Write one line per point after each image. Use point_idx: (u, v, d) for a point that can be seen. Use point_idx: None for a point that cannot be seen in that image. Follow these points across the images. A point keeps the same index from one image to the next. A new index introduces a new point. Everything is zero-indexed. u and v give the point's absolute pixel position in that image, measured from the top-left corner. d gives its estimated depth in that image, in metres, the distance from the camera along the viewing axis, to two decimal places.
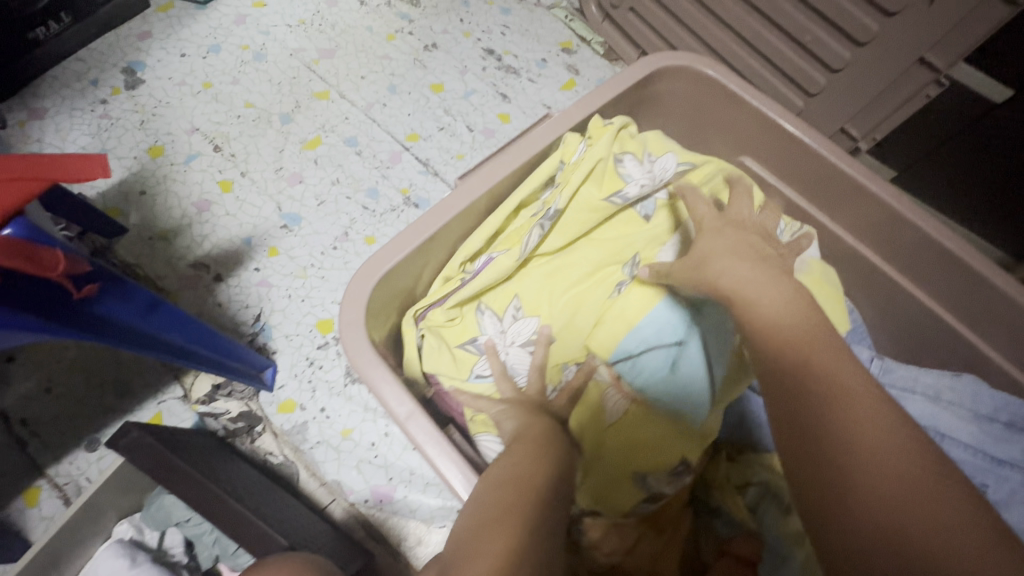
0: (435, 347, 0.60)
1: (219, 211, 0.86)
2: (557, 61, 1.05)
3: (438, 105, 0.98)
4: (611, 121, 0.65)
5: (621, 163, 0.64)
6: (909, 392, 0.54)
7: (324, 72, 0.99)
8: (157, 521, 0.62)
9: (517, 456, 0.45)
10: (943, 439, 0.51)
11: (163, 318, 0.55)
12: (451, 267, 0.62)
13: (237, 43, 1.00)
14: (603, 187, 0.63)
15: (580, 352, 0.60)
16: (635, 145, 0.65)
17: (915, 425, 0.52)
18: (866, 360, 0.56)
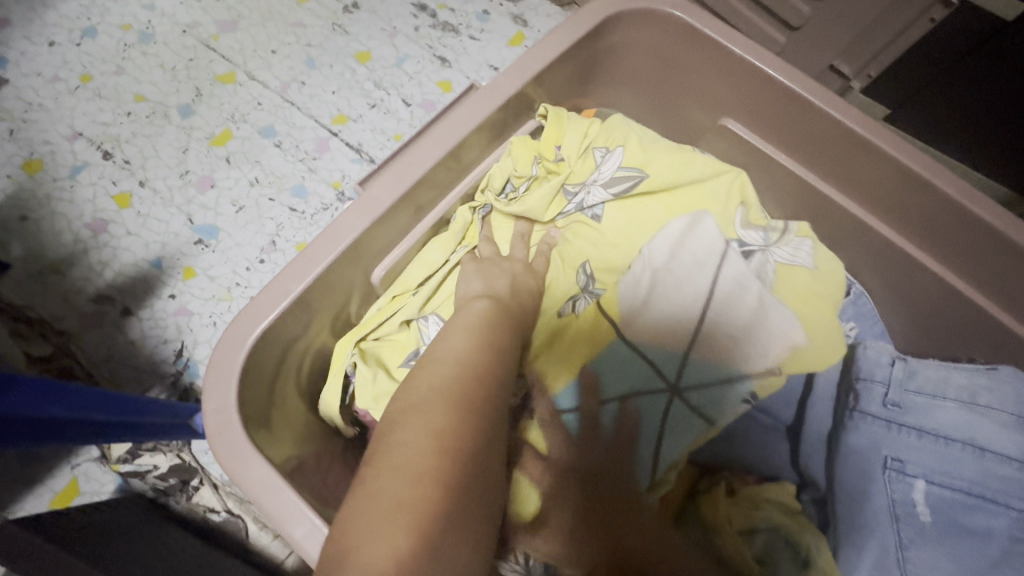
0: (367, 378, 0.50)
1: (119, 230, 0.73)
2: (501, 11, 0.90)
3: (366, 78, 0.84)
4: (561, 151, 0.59)
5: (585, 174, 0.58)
6: (938, 399, 0.48)
7: (227, 50, 0.84)
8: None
9: (446, 378, 0.40)
10: (982, 455, 0.46)
11: (28, 395, 0.44)
12: (404, 282, 0.54)
13: (117, 23, 0.84)
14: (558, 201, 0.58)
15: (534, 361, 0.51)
16: (585, 167, 0.58)
17: (949, 440, 0.47)
18: (887, 364, 0.51)
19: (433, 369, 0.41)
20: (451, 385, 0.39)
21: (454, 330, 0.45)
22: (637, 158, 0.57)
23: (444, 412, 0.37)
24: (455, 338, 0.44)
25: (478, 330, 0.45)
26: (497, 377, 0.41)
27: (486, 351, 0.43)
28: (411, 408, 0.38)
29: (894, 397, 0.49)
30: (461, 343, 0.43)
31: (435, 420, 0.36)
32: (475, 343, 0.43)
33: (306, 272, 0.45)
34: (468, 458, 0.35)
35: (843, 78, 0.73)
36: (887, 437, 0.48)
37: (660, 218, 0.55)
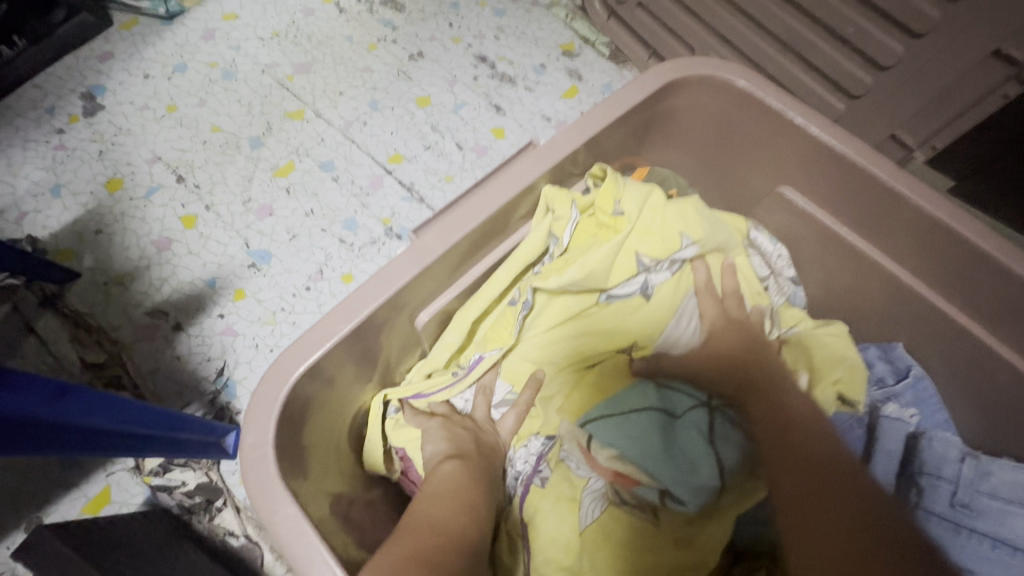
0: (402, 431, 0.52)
1: (181, 249, 0.78)
2: (557, 66, 0.94)
3: (424, 121, 0.88)
4: (621, 205, 0.54)
5: (640, 255, 0.54)
6: (1011, 503, 0.47)
7: (299, 89, 0.90)
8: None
9: (418, 542, 0.38)
10: None
11: (79, 405, 0.45)
12: (431, 360, 0.55)
13: (207, 61, 0.92)
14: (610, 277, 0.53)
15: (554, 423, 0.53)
16: (649, 235, 0.54)
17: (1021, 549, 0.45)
18: (958, 463, 0.48)
19: (398, 536, 0.39)
20: (416, 553, 0.37)
21: (435, 497, 0.43)
22: (695, 228, 0.55)
23: None
24: (435, 506, 0.42)
25: (457, 517, 0.42)
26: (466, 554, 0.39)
27: (461, 526, 0.41)
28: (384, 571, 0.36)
29: (962, 497, 0.48)
30: (440, 513, 0.42)
31: None
32: (453, 514, 0.42)
33: (352, 311, 0.46)
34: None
35: (905, 148, 0.71)
36: (954, 541, 0.47)
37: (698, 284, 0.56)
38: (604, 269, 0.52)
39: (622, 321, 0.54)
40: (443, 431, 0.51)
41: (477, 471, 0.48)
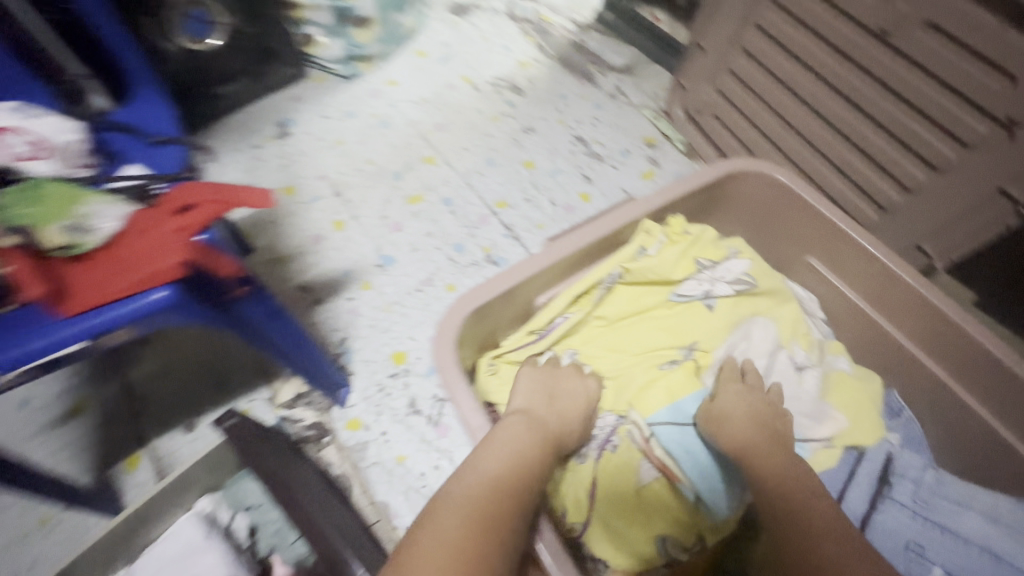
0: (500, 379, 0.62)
1: (328, 245, 1.00)
2: (639, 153, 1.16)
3: (527, 179, 1.11)
4: (688, 229, 0.70)
5: (701, 263, 0.68)
6: (962, 506, 0.58)
7: (435, 142, 1.15)
8: (229, 500, 0.67)
9: (465, 487, 0.43)
10: (1000, 561, 0.54)
11: (285, 328, 0.66)
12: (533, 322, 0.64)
13: (369, 113, 1.19)
14: (678, 272, 0.67)
15: (622, 405, 0.61)
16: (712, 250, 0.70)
17: (967, 541, 0.56)
18: (919, 468, 0.60)
19: (456, 488, 0.43)
20: (472, 512, 0.41)
21: (489, 444, 0.48)
22: (755, 272, 0.68)
23: (464, 533, 0.39)
24: (486, 455, 0.46)
25: (503, 467, 0.46)
26: (521, 504, 0.43)
27: (514, 479, 0.45)
28: (434, 515, 0.41)
29: (922, 495, 0.59)
30: (486, 462, 0.46)
31: (453, 534, 0.39)
32: (506, 468, 0.45)
33: None
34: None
35: (927, 257, 0.85)
36: (911, 525, 0.57)
37: (753, 310, 0.66)
38: (672, 269, 0.67)
39: (686, 325, 0.65)
40: (525, 385, 0.55)
41: (531, 426, 0.51)
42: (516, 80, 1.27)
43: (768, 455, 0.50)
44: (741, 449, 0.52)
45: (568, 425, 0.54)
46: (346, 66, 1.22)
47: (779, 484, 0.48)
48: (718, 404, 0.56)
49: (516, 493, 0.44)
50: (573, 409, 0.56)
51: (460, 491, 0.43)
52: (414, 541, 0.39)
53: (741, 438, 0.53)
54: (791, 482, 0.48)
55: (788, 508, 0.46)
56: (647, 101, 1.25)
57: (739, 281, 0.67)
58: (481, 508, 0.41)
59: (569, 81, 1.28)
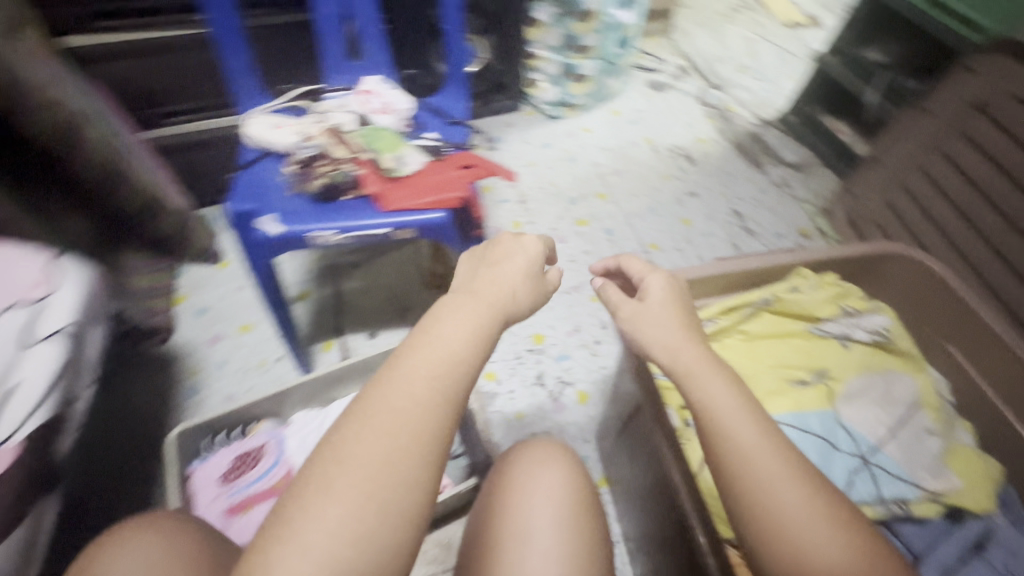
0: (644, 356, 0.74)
1: (505, 237, 1.21)
2: (791, 240, 1.25)
3: (682, 234, 1.25)
4: (841, 285, 0.75)
5: (846, 309, 0.71)
6: None
7: (610, 183, 1.34)
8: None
9: (385, 396, 0.35)
10: None
11: None
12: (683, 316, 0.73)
13: (562, 147, 1.41)
14: (823, 311, 0.70)
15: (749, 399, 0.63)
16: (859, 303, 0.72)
17: None
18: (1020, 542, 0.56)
19: (362, 410, 0.35)
20: (394, 441, 0.34)
21: (424, 337, 0.39)
22: (894, 330, 0.70)
23: (377, 452, 0.33)
24: (418, 348, 0.38)
25: (444, 363, 0.38)
26: (448, 400, 0.36)
27: (450, 380, 0.37)
28: (346, 433, 0.34)
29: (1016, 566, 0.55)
30: (419, 361, 0.37)
31: (366, 458, 0.33)
32: (440, 365, 0.37)
33: None
34: (400, 502, 0.32)
35: None
36: None
37: (890, 364, 0.67)
38: (817, 308, 0.70)
39: (823, 353, 0.67)
40: (488, 270, 0.47)
41: (474, 307, 0.42)
42: (691, 152, 1.44)
43: (706, 367, 0.44)
44: (692, 365, 0.44)
45: (518, 298, 0.45)
46: (553, 109, 1.46)
47: (729, 426, 0.40)
48: (657, 310, 0.49)
49: (449, 396, 0.37)
50: (519, 286, 0.46)
51: (385, 402, 0.35)
52: (317, 465, 0.33)
53: (691, 359, 0.45)
54: (736, 420, 0.40)
55: (718, 441, 0.40)
56: (809, 198, 1.34)
57: (879, 331, 0.69)
58: (406, 422, 0.34)
59: (739, 164, 1.42)
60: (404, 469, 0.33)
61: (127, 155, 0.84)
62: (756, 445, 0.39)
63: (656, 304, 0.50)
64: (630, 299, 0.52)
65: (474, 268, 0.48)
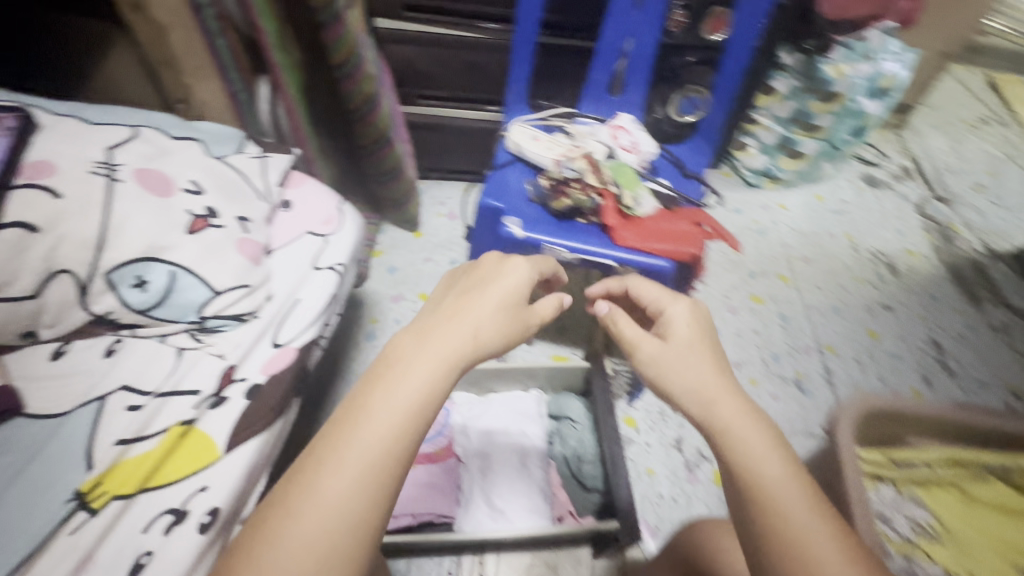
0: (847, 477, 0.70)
1: None
2: (996, 394, 1.10)
3: (866, 345, 1.14)
4: None
5: None
6: None
7: (796, 267, 1.26)
8: (553, 405, 0.87)
9: (343, 437, 0.34)
10: None
11: None
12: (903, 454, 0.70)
13: (752, 218, 1.35)
14: None
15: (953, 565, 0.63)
16: None
17: None
18: None
19: (277, 512, 0.31)
20: (317, 553, 0.30)
21: (390, 371, 0.37)
22: None
23: (344, 489, 0.32)
24: (383, 387, 0.36)
25: (422, 388, 0.36)
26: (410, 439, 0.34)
27: (396, 459, 0.34)
28: (306, 474, 0.33)
29: None
30: (397, 394, 0.36)
31: (329, 499, 0.32)
32: (385, 445, 0.34)
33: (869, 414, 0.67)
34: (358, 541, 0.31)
35: None
36: None
37: None
38: None
39: None
40: (486, 301, 0.44)
41: (434, 356, 0.38)
42: (896, 262, 1.31)
43: (747, 422, 0.37)
44: (732, 425, 0.38)
45: (488, 339, 0.42)
46: (756, 176, 1.42)
47: (752, 466, 0.35)
48: (687, 357, 0.44)
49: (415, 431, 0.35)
50: (491, 326, 0.43)
51: (352, 447, 0.33)
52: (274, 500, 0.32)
53: (728, 415, 0.38)
54: (760, 459, 0.35)
55: (745, 496, 0.34)
56: None
57: None
58: (369, 465, 0.33)
59: (950, 291, 1.27)
60: (366, 501, 0.32)
61: (389, 147, 0.94)
62: (814, 525, 0.32)
63: (684, 350, 0.45)
64: (654, 339, 0.47)
65: (456, 300, 0.44)
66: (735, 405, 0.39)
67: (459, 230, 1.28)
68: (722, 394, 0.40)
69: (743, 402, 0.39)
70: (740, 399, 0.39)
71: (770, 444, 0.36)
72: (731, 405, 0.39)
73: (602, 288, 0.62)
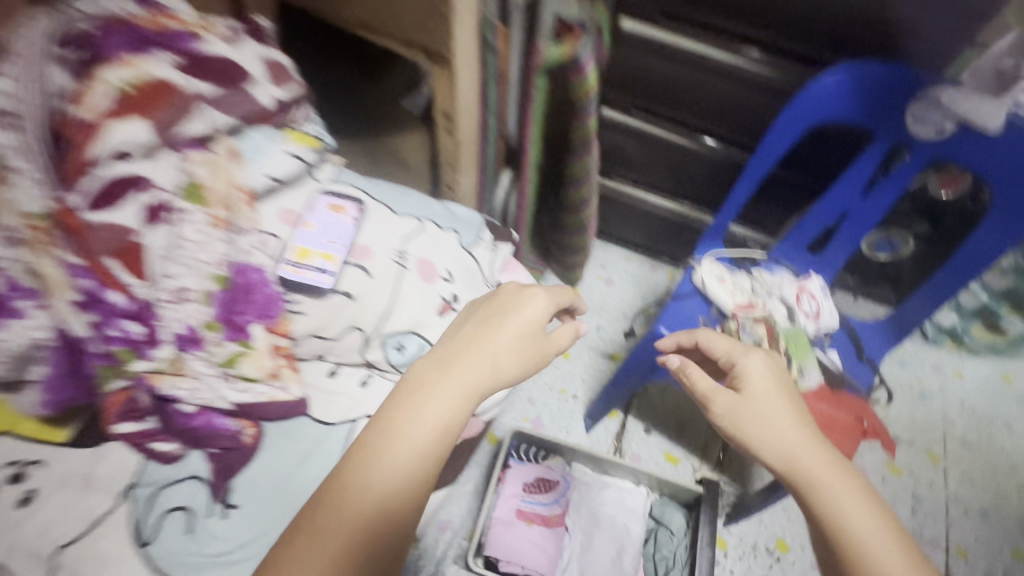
0: None
1: None
2: None
3: (1003, 562, 1.07)
4: None
5: None
6: None
7: (951, 449, 1.18)
8: (658, 508, 0.95)
9: (391, 440, 0.53)
10: None
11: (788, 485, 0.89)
12: None
13: (917, 376, 1.26)
14: None
15: None
16: None
17: None
18: None
19: (352, 476, 0.52)
20: (375, 508, 0.50)
21: (426, 394, 0.56)
22: None
23: (389, 473, 0.52)
24: (422, 405, 0.55)
25: (447, 412, 0.56)
26: (434, 444, 0.54)
27: (428, 448, 0.54)
28: (367, 461, 0.52)
29: None
30: (427, 411, 0.55)
31: (380, 480, 0.51)
32: (423, 444, 0.54)
33: None
34: (396, 505, 0.51)
35: None
36: None
37: None
38: None
39: None
40: (509, 338, 0.62)
41: (459, 384, 0.57)
42: None
43: (829, 468, 0.58)
44: (815, 468, 0.58)
45: (507, 367, 0.61)
46: (937, 334, 1.29)
47: (831, 500, 0.56)
48: (772, 420, 0.62)
49: (436, 437, 0.55)
50: (509, 360, 0.61)
51: (396, 448, 0.53)
52: (347, 474, 0.52)
53: (812, 460, 0.59)
54: (840, 490, 0.56)
55: (825, 514, 0.55)
56: None
57: None
58: (408, 458, 0.53)
59: None
60: (405, 480, 0.52)
61: (578, 243, 1.03)
62: (874, 534, 0.53)
63: (764, 404, 0.63)
64: (732, 392, 0.65)
65: (478, 334, 0.62)
66: (805, 454, 0.59)
67: (613, 297, 1.35)
68: (804, 449, 0.59)
69: (822, 447, 0.60)
70: (818, 448, 0.60)
71: (851, 486, 0.56)
72: (807, 450, 0.59)
73: (672, 344, 0.78)
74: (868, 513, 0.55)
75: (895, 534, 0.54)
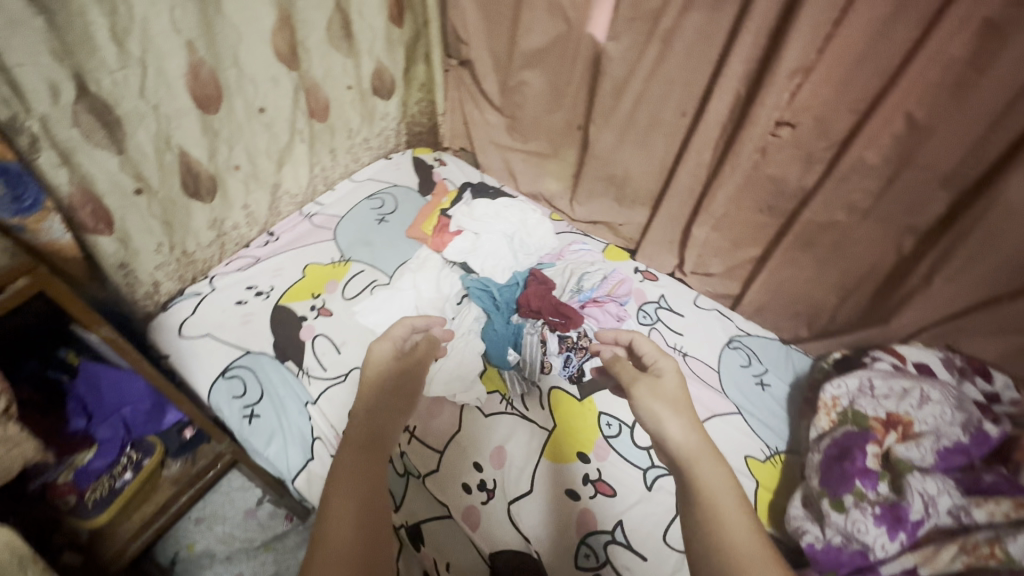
0: None
1: None
2: None
3: None
4: None
5: None
6: None
7: None
8: None
9: (347, 461, 0.61)
10: None
11: None
12: None
13: None
14: None
15: None
16: None
17: None
18: None
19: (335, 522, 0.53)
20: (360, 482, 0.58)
21: (363, 406, 0.70)
22: None
23: (353, 463, 0.61)
24: (361, 416, 0.69)
25: (367, 412, 0.70)
26: (379, 445, 0.65)
27: (370, 446, 0.64)
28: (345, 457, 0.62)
29: None
30: (354, 428, 0.67)
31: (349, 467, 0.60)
32: (371, 438, 0.65)
33: None
34: (371, 474, 0.60)
35: None
36: None
37: None
38: None
39: None
40: (394, 362, 0.82)
41: (369, 392, 0.74)
42: None
43: (710, 468, 0.62)
44: (680, 448, 0.66)
45: (395, 375, 0.79)
46: None
47: (690, 456, 0.65)
48: (664, 412, 0.72)
49: (377, 418, 0.69)
50: (394, 375, 0.79)
51: (360, 438, 0.64)
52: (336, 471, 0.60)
53: (689, 452, 0.65)
54: (704, 469, 0.62)
55: (689, 479, 0.62)
56: None
57: None
58: (354, 448, 0.63)
59: None
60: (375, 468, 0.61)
61: None
62: (720, 487, 0.60)
63: (670, 401, 0.75)
64: (642, 387, 0.79)
65: (357, 388, 0.78)
66: (683, 454, 0.66)
67: None
68: (686, 451, 0.66)
69: (703, 443, 0.66)
70: (721, 465, 0.63)
71: (717, 471, 0.62)
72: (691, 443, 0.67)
73: (614, 336, 0.97)
74: (712, 497, 0.59)
75: (737, 494, 0.59)
